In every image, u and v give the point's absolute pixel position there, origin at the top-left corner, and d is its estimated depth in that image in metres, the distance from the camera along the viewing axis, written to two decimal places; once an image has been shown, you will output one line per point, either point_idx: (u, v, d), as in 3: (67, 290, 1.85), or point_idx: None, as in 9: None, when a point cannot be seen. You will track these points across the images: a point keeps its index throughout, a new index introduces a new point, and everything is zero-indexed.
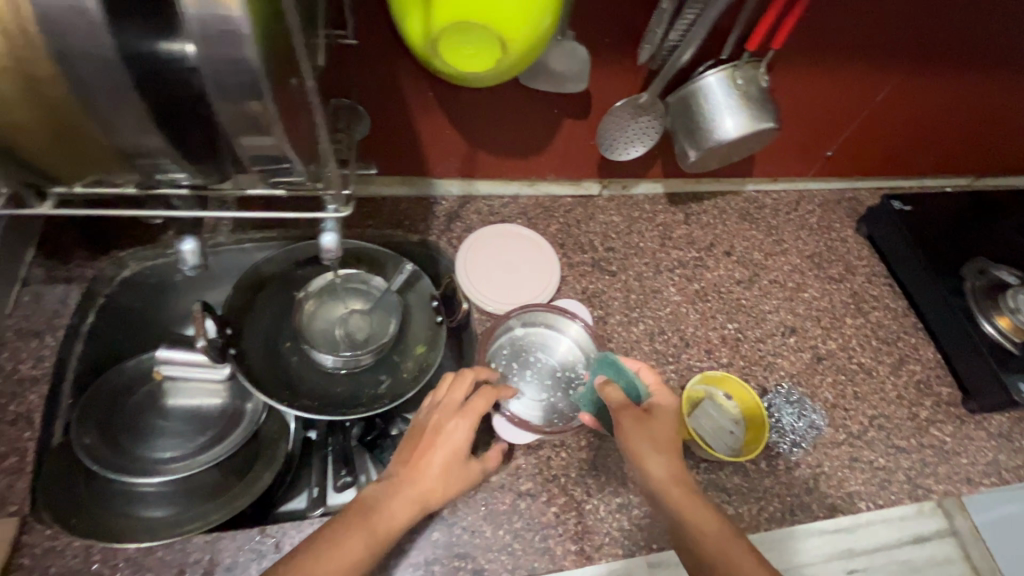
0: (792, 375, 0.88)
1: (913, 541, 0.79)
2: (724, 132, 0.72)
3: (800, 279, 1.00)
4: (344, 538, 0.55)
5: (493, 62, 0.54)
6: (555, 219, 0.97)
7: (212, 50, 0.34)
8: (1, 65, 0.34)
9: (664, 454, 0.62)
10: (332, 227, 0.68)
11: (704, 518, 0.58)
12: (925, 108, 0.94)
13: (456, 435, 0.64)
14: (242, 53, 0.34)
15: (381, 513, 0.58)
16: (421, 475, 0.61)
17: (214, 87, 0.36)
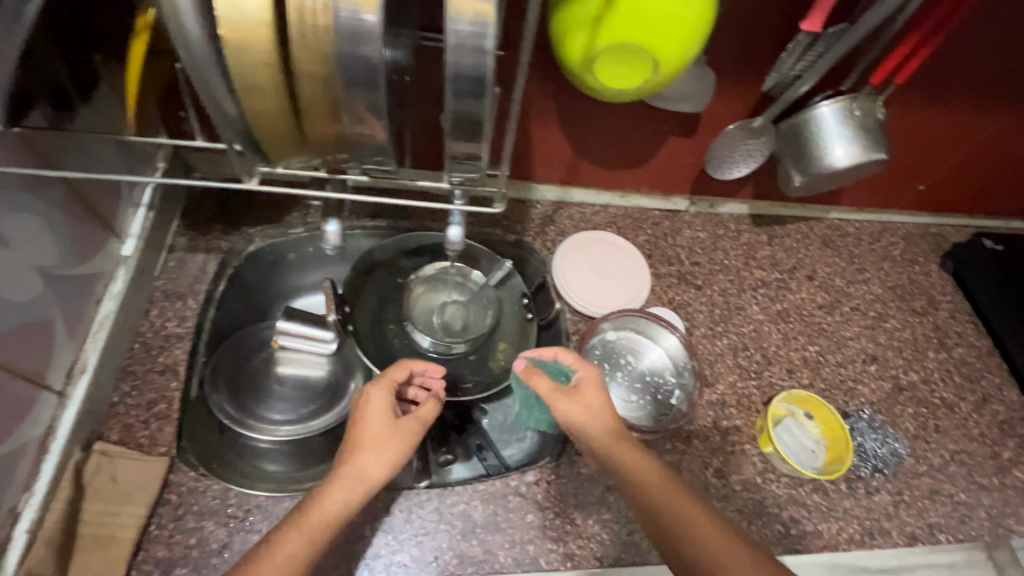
0: (874, 403, 0.89)
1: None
2: (833, 160, 0.74)
3: (883, 308, 1.01)
4: (289, 531, 0.55)
5: (642, 80, 0.59)
6: (643, 230, 1.00)
7: (460, 57, 0.39)
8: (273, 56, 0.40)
9: (605, 418, 0.66)
10: (458, 222, 0.73)
11: (647, 474, 0.62)
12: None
13: (366, 414, 0.64)
14: (483, 64, 0.40)
15: (318, 504, 0.57)
16: (358, 462, 0.60)
17: (449, 91, 0.42)
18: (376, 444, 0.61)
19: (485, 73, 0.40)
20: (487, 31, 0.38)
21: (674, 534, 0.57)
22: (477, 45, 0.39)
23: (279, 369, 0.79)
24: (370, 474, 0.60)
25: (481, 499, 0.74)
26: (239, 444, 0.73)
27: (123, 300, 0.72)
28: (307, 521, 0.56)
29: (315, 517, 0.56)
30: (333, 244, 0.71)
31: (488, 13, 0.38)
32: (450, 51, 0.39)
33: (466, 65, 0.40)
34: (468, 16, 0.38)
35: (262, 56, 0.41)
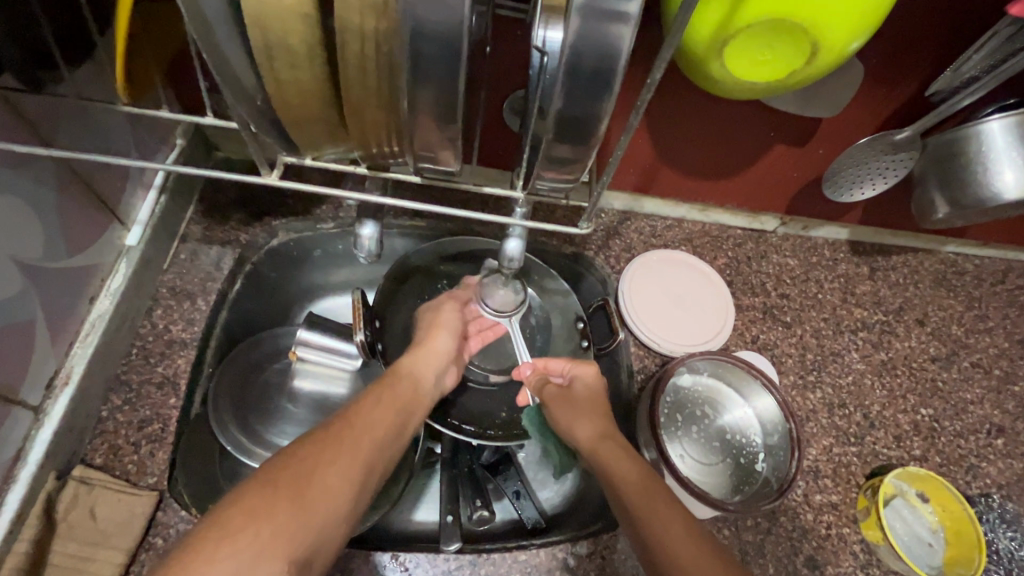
0: (1002, 487, 0.73)
1: None
2: (1002, 188, 0.59)
3: (1009, 366, 0.84)
4: (338, 429, 0.49)
5: (787, 72, 0.45)
6: (723, 251, 0.85)
7: (587, 27, 0.30)
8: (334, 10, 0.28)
9: (591, 417, 0.63)
10: (519, 233, 0.61)
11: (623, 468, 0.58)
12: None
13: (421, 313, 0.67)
14: (620, 34, 0.30)
15: (363, 409, 0.52)
16: (432, 338, 0.64)
17: (567, 70, 0.31)
18: (447, 325, 0.66)
19: (619, 51, 0.30)
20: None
21: (637, 512, 0.54)
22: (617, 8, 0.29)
23: (295, 384, 0.71)
24: (443, 349, 0.63)
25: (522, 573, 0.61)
26: (241, 474, 0.63)
27: (120, 299, 0.62)
28: (348, 434, 0.49)
29: (394, 391, 0.56)
30: (368, 251, 0.59)
31: None
32: (576, 14, 0.29)
33: (594, 35, 0.30)
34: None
35: (292, 1, 0.28)
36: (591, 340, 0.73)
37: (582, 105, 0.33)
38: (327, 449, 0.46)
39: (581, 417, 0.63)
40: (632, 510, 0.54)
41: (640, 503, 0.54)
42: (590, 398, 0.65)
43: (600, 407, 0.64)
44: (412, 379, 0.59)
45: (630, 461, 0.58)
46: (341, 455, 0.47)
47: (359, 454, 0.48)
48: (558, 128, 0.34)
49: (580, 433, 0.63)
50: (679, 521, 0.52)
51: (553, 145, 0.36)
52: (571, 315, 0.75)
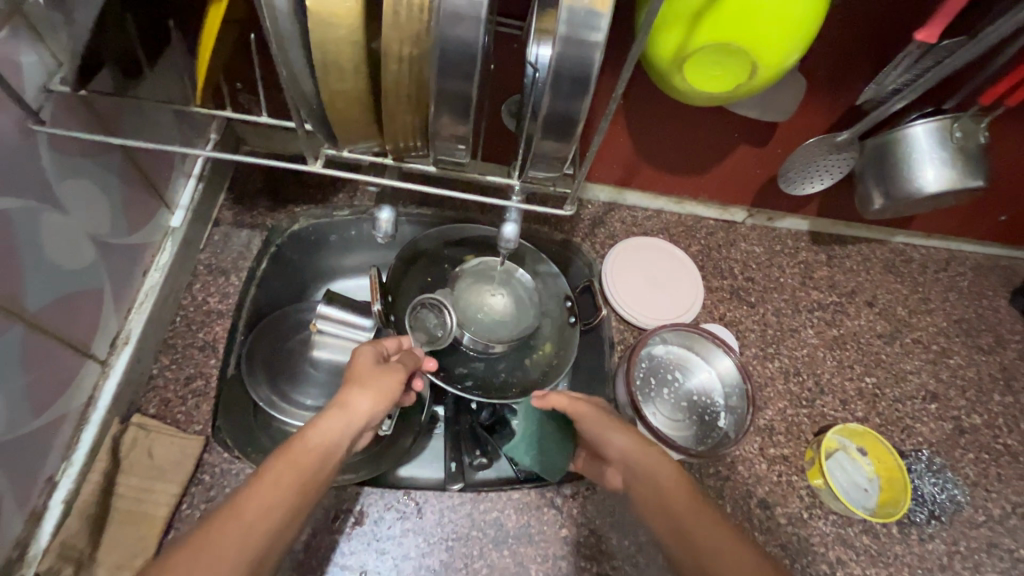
0: (932, 444, 0.84)
1: None
2: (923, 182, 0.69)
3: (946, 342, 0.95)
4: (220, 521, 0.43)
5: (734, 84, 0.55)
6: (696, 240, 0.95)
7: (565, 49, 0.38)
8: (384, 41, 0.38)
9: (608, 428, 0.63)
10: (514, 219, 0.70)
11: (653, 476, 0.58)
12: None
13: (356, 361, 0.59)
14: (589, 54, 0.38)
15: (256, 491, 0.45)
16: (350, 396, 0.54)
17: (550, 83, 0.40)
18: (372, 383, 0.55)
19: (591, 67, 0.39)
20: (599, 22, 0.37)
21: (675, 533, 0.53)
22: (587, 35, 0.37)
23: (315, 353, 0.78)
24: (365, 412, 0.53)
25: (515, 508, 0.70)
26: (273, 427, 0.71)
27: (168, 272, 0.72)
28: (232, 529, 0.43)
29: (301, 463, 0.48)
30: (385, 232, 0.69)
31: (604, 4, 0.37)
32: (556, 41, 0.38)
33: (572, 57, 0.38)
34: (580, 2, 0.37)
35: (345, 32, 0.38)
36: (577, 317, 0.84)
37: (566, 106, 0.41)
38: (216, 537, 0.42)
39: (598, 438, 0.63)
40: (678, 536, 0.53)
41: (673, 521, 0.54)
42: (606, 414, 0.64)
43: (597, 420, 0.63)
44: (325, 450, 0.50)
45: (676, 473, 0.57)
46: (225, 549, 0.42)
47: (241, 549, 0.42)
48: (547, 124, 0.43)
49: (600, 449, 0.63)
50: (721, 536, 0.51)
51: (542, 140, 0.45)
52: (560, 295, 0.86)
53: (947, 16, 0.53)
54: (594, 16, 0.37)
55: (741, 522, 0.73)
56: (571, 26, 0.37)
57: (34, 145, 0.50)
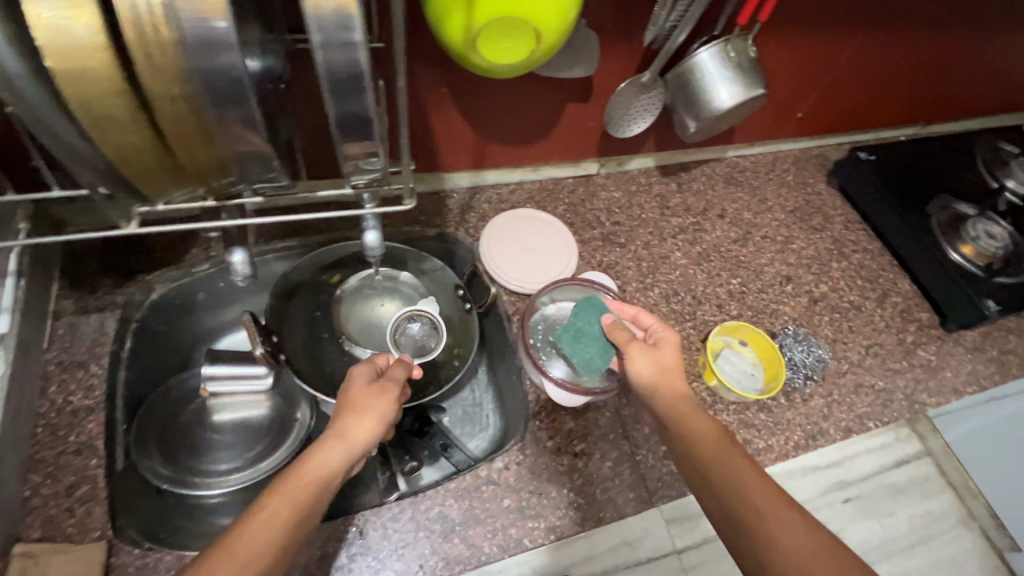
0: (795, 318, 0.97)
1: (895, 465, 0.93)
2: (720, 102, 0.78)
3: (788, 231, 1.09)
4: (219, 552, 0.50)
5: (526, 51, 0.59)
6: (560, 200, 1.01)
7: (331, 52, 0.39)
8: (148, 84, 0.37)
9: (674, 373, 0.68)
10: (373, 225, 0.71)
11: (700, 424, 0.63)
12: (893, 64, 1.03)
13: (354, 383, 0.64)
14: (354, 54, 0.39)
15: (252, 526, 0.52)
16: (347, 427, 0.60)
17: (330, 86, 0.41)
18: (369, 410, 0.61)
19: (359, 64, 0.40)
20: (353, 22, 0.38)
21: (747, 522, 0.55)
22: (347, 35, 0.38)
23: (216, 418, 0.80)
24: (363, 439, 0.60)
25: (455, 497, 0.72)
26: (188, 503, 0.72)
27: (10, 383, 0.65)
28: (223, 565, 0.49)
29: (295, 493, 0.55)
30: (244, 274, 0.68)
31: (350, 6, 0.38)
32: (321, 48, 0.39)
33: (341, 58, 0.39)
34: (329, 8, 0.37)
35: (105, 84, 0.36)
36: (471, 303, 0.88)
37: (356, 105, 0.43)
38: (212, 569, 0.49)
39: (660, 378, 0.68)
40: (751, 525, 0.54)
41: (723, 464, 0.59)
42: (664, 371, 0.68)
43: (678, 368, 0.68)
44: (318, 481, 0.56)
45: (755, 471, 0.58)
46: None
47: None
48: (345, 126, 0.44)
49: (664, 385, 0.67)
50: (803, 535, 0.53)
51: (349, 142, 0.46)
52: (450, 286, 0.88)
53: None
54: (348, 17, 0.38)
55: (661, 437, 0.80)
56: (324, 32, 0.38)
57: None
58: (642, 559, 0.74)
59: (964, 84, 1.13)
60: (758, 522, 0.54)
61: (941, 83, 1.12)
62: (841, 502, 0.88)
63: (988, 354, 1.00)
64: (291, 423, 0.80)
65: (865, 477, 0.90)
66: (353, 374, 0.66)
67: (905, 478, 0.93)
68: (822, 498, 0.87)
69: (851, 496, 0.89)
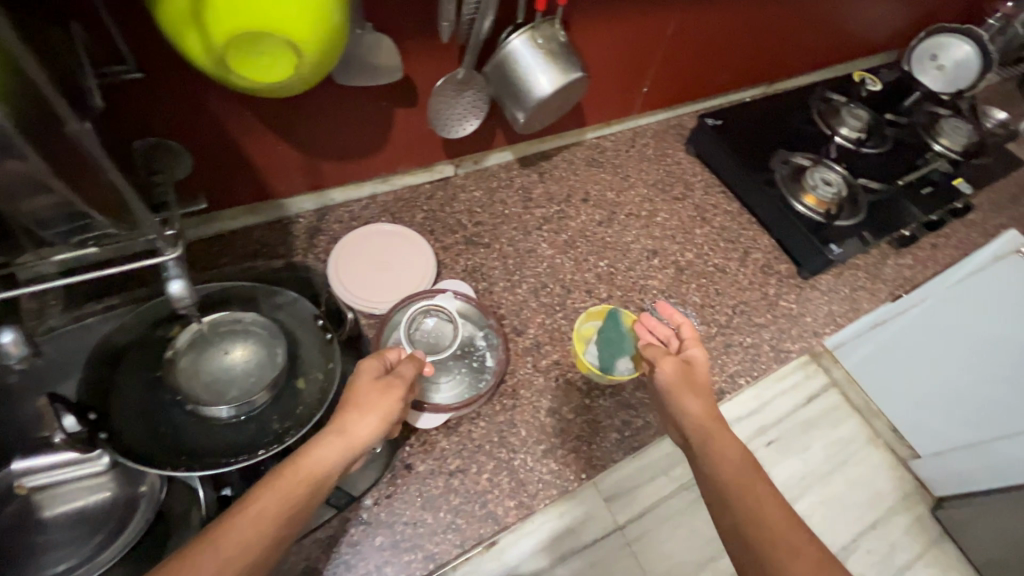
0: (664, 291, 0.99)
1: (807, 401, 0.99)
2: (541, 90, 0.77)
3: (651, 206, 1.11)
4: (203, 542, 0.47)
5: (291, 67, 0.54)
6: (417, 208, 0.97)
7: None
8: None
9: (700, 392, 0.67)
10: (178, 273, 0.65)
11: (724, 442, 0.61)
12: (721, 30, 1.06)
13: (360, 376, 0.62)
14: None
15: (241, 519, 0.49)
16: (349, 422, 0.58)
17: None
18: (373, 407, 0.59)
19: None
20: None
21: (758, 544, 0.53)
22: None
23: (47, 513, 0.71)
24: (363, 435, 0.58)
25: (321, 548, 0.67)
26: None
27: None
28: (207, 555, 0.46)
29: (287, 487, 0.52)
30: (21, 355, 0.60)
31: None
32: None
33: None
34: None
35: None
36: (332, 331, 0.81)
37: None
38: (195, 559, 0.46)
39: (698, 392, 0.67)
40: (760, 551, 0.53)
41: (739, 487, 0.57)
42: (691, 382, 0.67)
43: (706, 385, 0.67)
44: (313, 478, 0.54)
45: (776, 497, 0.57)
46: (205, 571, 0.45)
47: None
48: None
49: (700, 397, 0.66)
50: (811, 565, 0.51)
51: None
52: (306, 316, 0.82)
53: None
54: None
55: (538, 436, 0.79)
56: None
57: None
58: (585, 544, 0.76)
59: (800, 40, 1.19)
60: (769, 544, 0.53)
61: (774, 42, 1.16)
62: (765, 446, 0.95)
63: (843, 294, 1.06)
64: (135, 503, 0.72)
65: (783, 418, 0.97)
66: (363, 368, 0.64)
67: (816, 411, 0.99)
68: (750, 445, 0.94)
69: (773, 438, 0.96)
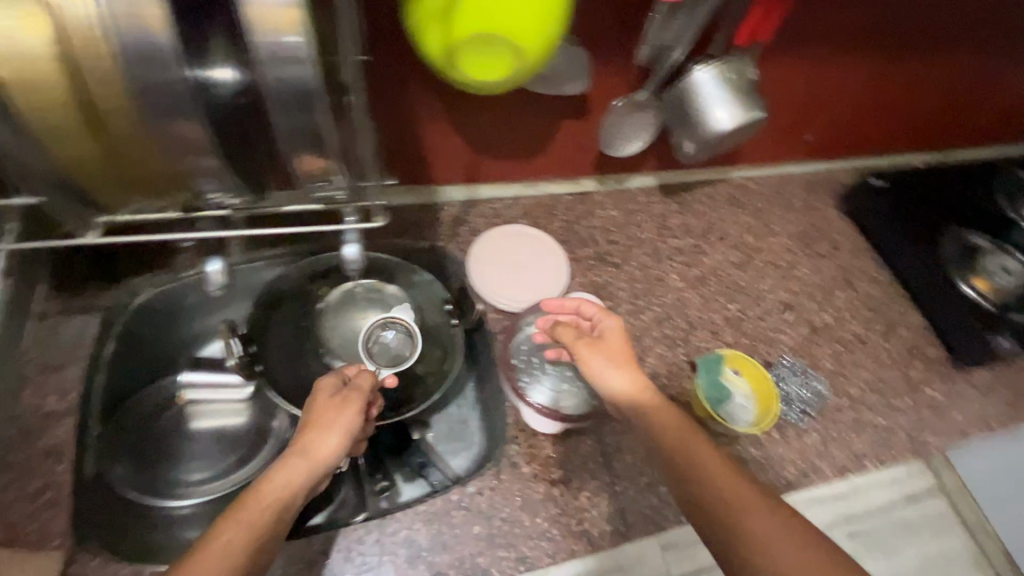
0: (794, 349, 0.94)
1: (907, 499, 0.87)
2: (717, 123, 0.75)
3: (791, 257, 1.05)
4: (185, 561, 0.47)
5: (507, 69, 0.57)
6: (556, 217, 0.99)
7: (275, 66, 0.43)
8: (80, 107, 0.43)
9: (626, 357, 0.69)
10: (354, 239, 0.71)
11: (770, 525, 0.52)
12: (909, 87, 0.99)
13: (318, 396, 0.63)
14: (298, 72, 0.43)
15: (219, 537, 0.49)
16: (307, 443, 0.58)
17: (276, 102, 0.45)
18: (332, 424, 0.60)
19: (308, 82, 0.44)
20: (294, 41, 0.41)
21: None
22: (290, 54, 0.42)
23: (193, 426, 0.77)
24: (327, 455, 0.58)
25: (424, 521, 0.71)
26: (154, 517, 0.70)
27: None
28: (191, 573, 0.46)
29: (263, 510, 0.52)
30: None
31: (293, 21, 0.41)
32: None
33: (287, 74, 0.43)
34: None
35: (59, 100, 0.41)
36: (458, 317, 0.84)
37: None
38: None
39: (679, 435, 0.61)
40: None
41: None
42: (677, 431, 0.61)
43: (628, 348, 0.70)
44: (281, 500, 0.54)
45: None
46: None
47: None
48: None
49: (683, 441, 0.60)
50: None
51: None
52: (439, 298, 0.86)
53: None
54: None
55: (644, 468, 0.77)
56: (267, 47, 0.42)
57: None
58: None
59: (994, 111, 1.08)
60: None
61: (964, 108, 1.06)
62: (847, 536, 0.84)
63: (1000, 395, 0.95)
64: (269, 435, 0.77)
65: (872, 511, 0.85)
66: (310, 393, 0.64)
67: (915, 513, 0.87)
68: (829, 530, 0.83)
69: (858, 529, 0.84)
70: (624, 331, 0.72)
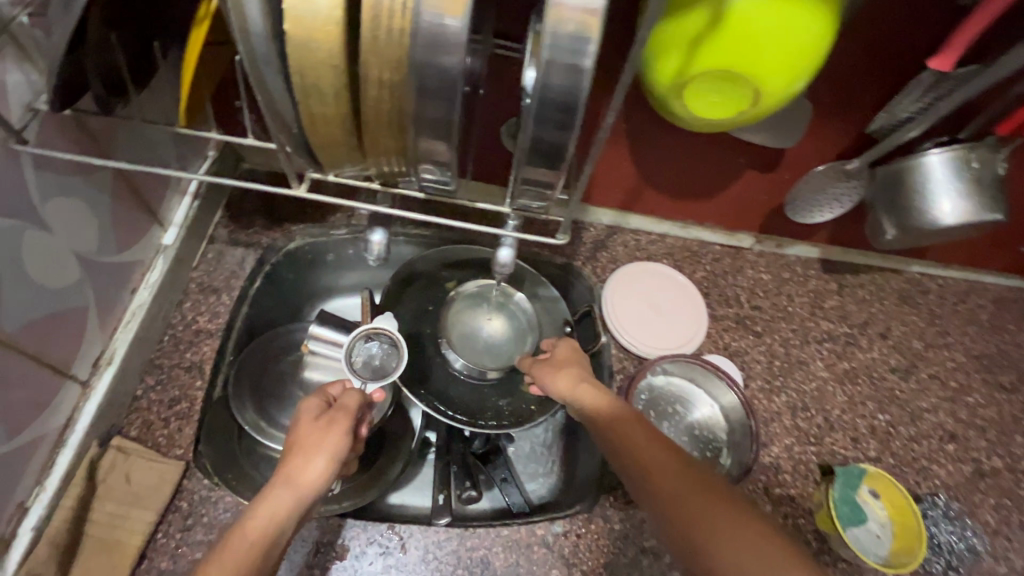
0: (949, 488, 0.80)
1: None
2: (938, 215, 0.65)
3: (964, 379, 0.90)
4: None
5: (735, 111, 0.53)
6: (701, 266, 0.92)
7: (554, 73, 0.36)
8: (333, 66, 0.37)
9: (569, 374, 0.67)
10: (510, 242, 0.69)
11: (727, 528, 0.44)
12: None
13: (299, 421, 0.54)
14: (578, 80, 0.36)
15: None
16: (293, 468, 0.49)
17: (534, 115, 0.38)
18: (318, 446, 0.50)
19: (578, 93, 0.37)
20: (587, 47, 0.35)
21: None
22: (576, 61, 0.35)
23: (307, 374, 0.74)
24: (317, 479, 0.49)
25: (504, 546, 0.68)
26: (257, 453, 0.69)
27: (157, 290, 0.72)
28: None
29: (244, 550, 0.42)
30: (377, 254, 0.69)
31: (591, 27, 0.34)
32: (544, 68, 0.36)
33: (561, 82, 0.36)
34: (569, 32, 0.34)
35: (323, 54, 0.36)
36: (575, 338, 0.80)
37: (554, 134, 0.39)
38: None
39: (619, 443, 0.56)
40: None
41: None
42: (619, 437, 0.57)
43: (578, 363, 0.68)
44: (267, 532, 0.44)
45: None
46: None
47: None
48: (533, 153, 0.41)
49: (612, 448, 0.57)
50: None
51: (531, 168, 0.43)
52: (559, 319, 0.82)
53: (958, 43, 0.51)
54: (582, 40, 0.34)
55: None
56: (555, 50, 0.35)
57: (16, 162, 0.50)
58: None
59: None
60: None
61: None
62: None
63: None
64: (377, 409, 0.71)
65: None
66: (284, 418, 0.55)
67: None
68: None
69: None
70: (576, 352, 0.71)
